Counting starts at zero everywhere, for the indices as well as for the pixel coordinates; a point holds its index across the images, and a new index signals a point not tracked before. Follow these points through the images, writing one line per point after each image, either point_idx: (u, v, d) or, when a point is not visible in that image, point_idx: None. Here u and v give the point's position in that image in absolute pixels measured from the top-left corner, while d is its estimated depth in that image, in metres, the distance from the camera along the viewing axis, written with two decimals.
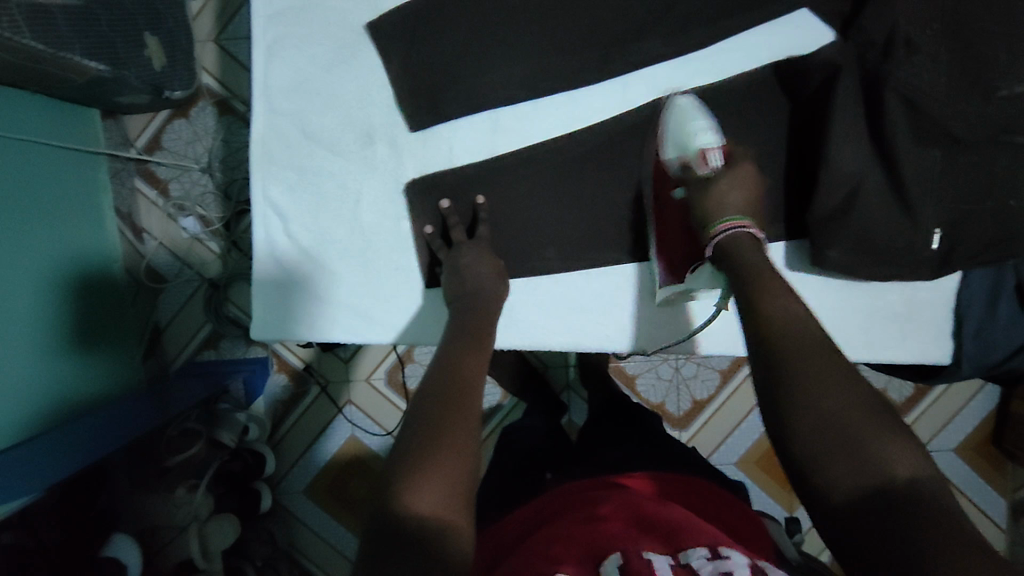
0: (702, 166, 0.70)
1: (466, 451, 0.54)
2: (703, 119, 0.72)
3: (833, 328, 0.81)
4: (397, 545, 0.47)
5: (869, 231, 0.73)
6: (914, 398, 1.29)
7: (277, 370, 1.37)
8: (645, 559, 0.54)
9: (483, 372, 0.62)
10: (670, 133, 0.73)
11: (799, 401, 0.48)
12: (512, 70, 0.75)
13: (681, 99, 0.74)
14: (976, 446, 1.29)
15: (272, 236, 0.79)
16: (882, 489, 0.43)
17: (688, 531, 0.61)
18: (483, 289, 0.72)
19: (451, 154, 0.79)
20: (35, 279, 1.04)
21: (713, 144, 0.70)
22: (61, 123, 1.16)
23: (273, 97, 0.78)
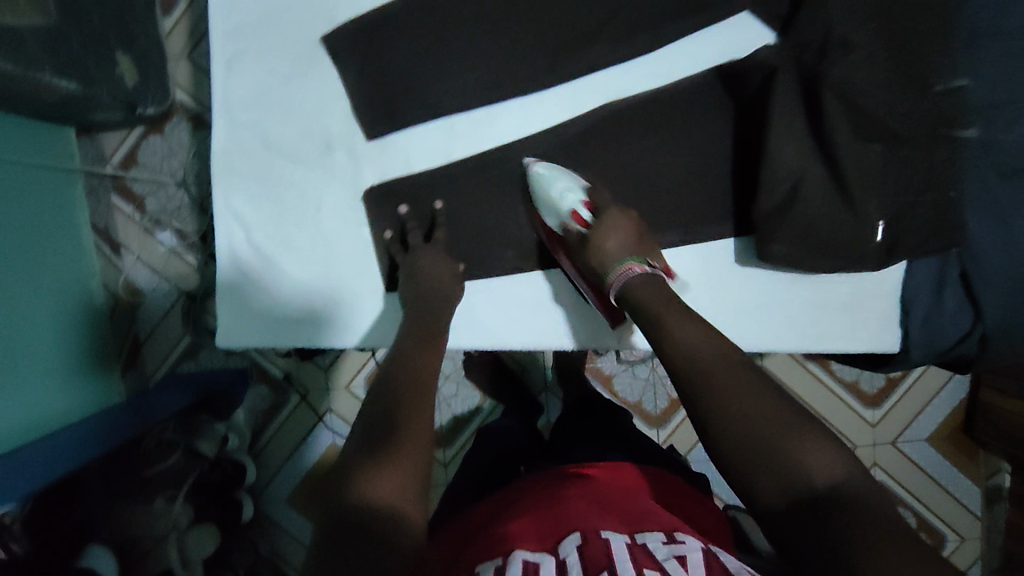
0: (580, 227, 0.75)
1: (420, 444, 0.56)
2: (562, 180, 0.76)
3: (771, 319, 0.85)
4: (352, 536, 0.48)
5: (813, 223, 0.75)
6: (885, 389, 1.31)
7: (257, 382, 1.42)
8: (604, 536, 0.56)
9: (436, 369, 0.65)
10: (539, 204, 0.77)
11: (719, 415, 0.52)
12: (464, 80, 0.77)
13: (538, 167, 0.77)
14: (948, 435, 1.32)
15: (235, 245, 0.81)
16: (806, 496, 0.47)
17: (647, 516, 0.64)
18: (437, 291, 0.75)
19: (408, 160, 0.81)
20: (12, 296, 1.06)
21: (580, 202, 0.75)
22: (37, 141, 1.18)
23: (233, 110, 0.81)
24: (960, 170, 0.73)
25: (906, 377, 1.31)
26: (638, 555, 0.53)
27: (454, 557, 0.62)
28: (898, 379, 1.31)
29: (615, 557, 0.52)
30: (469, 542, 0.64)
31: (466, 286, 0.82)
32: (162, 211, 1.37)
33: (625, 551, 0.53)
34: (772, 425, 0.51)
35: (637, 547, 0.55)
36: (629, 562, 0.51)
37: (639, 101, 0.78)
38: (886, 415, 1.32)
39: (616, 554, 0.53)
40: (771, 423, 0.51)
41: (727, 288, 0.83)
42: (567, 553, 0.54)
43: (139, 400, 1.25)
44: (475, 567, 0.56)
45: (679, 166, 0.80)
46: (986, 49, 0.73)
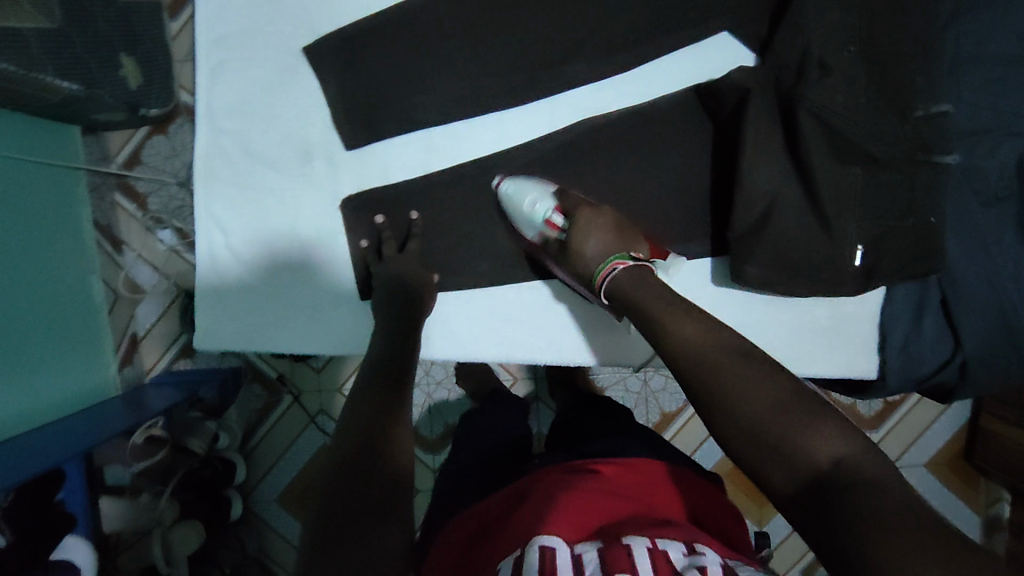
0: (557, 233, 0.77)
1: (401, 448, 0.56)
2: (529, 192, 0.76)
3: (779, 340, 0.84)
4: (340, 539, 0.48)
5: (788, 246, 0.75)
6: (883, 412, 1.29)
7: (251, 381, 1.44)
8: (625, 542, 0.55)
9: (411, 371, 0.66)
10: (515, 219, 0.78)
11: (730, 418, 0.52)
12: (442, 93, 0.77)
13: (504, 184, 0.78)
14: (947, 461, 1.29)
15: (214, 249, 0.82)
16: (821, 474, 0.46)
17: (666, 525, 0.62)
18: (411, 300, 0.75)
19: (386, 170, 0.82)
20: (11, 289, 1.08)
21: (551, 210, 0.76)
22: (41, 138, 1.20)
23: (216, 117, 0.82)
24: (940, 198, 0.72)
25: (905, 401, 1.29)
26: (660, 565, 0.52)
27: (468, 560, 0.64)
28: (895, 402, 1.28)
29: (638, 567, 0.51)
30: (479, 545, 0.65)
31: (438, 298, 0.84)
32: (163, 209, 1.42)
33: (646, 559, 0.52)
34: (768, 417, 0.51)
35: (658, 554, 0.54)
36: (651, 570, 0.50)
37: (618, 118, 0.78)
38: (883, 439, 1.30)
39: (637, 561, 0.52)
40: (777, 414, 0.50)
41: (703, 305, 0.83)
42: (584, 549, 0.55)
43: (135, 396, 1.27)
44: (496, 565, 0.58)
45: (657, 185, 0.79)
46: (971, 74, 0.72)
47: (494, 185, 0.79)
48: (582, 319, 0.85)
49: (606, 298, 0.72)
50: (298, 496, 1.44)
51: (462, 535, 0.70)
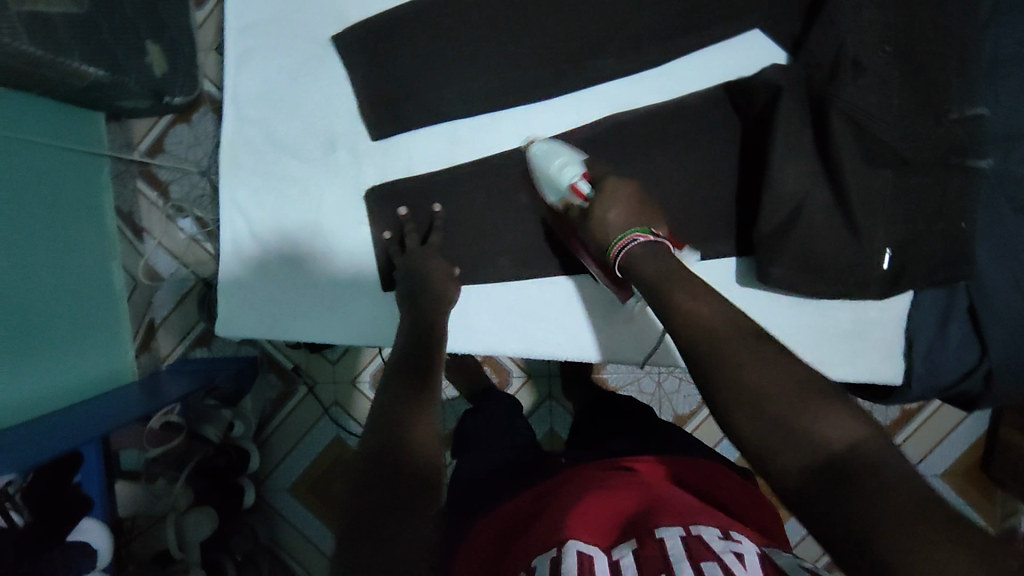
0: (580, 201, 0.73)
1: (430, 441, 0.56)
2: (560, 155, 0.75)
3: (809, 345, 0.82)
4: (365, 532, 0.48)
5: (814, 249, 0.73)
6: (900, 420, 1.28)
7: (267, 370, 1.45)
8: (659, 536, 0.55)
9: (441, 369, 0.65)
10: (540, 181, 0.76)
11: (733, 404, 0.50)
12: (469, 84, 0.77)
13: (536, 145, 0.77)
14: (964, 472, 1.27)
15: (239, 237, 0.82)
16: (832, 460, 0.45)
17: (701, 511, 0.62)
18: (434, 291, 0.75)
19: (409, 161, 0.82)
20: (34, 272, 1.09)
21: (579, 174, 0.73)
22: (67, 125, 1.22)
23: (242, 105, 0.82)
24: (973, 203, 0.71)
25: (923, 409, 1.27)
26: (695, 550, 0.52)
27: (502, 562, 0.63)
28: (912, 410, 1.27)
29: (672, 558, 0.51)
30: (511, 548, 0.64)
31: (462, 291, 0.83)
32: (184, 198, 1.43)
33: (682, 550, 0.52)
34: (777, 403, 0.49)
35: (693, 540, 0.54)
36: (686, 559, 0.51)
37: (643, 116, 0.78)
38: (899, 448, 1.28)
39: (672, 553, 0.52)
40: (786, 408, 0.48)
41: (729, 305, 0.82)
42: (620, 555, 0.54)
43: (154, 382, 1.28)
44: (530, 561, 0.56)
45: (682, 183, 0.79)
46: (1008, 77, 0.71)
47: (526, 148, 0.78)
48: (603, 315, 0.84)
49: (619, 272, 0.69)
50: (310, 487, 1.45)
51: (489, 538, 0.69)
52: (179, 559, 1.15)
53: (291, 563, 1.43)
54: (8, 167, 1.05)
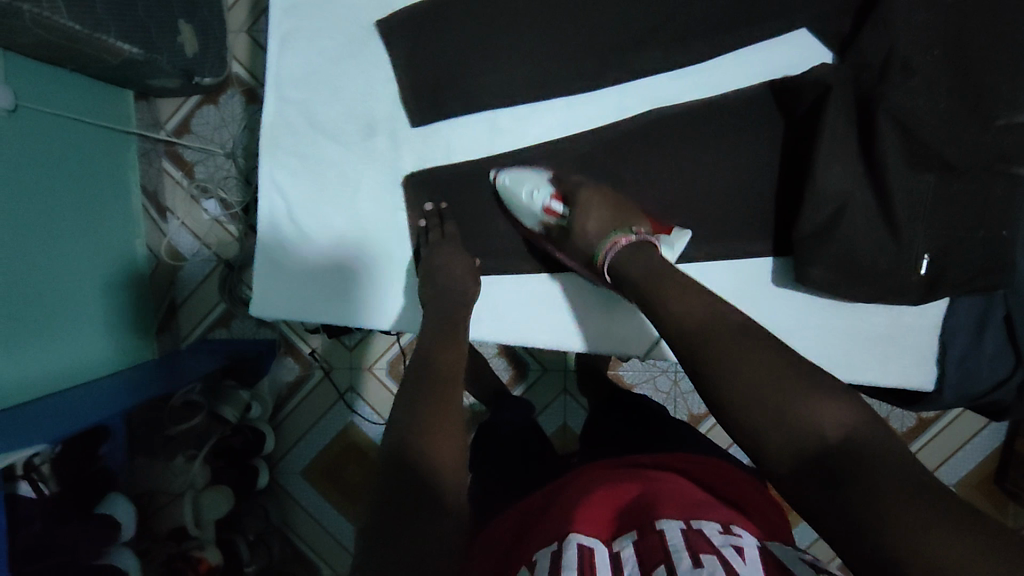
0: (556, 219, 0.77)
1: (450, 433, 0.56)
2: (526, 182, 0.77)
3: (841, 348, 0.81)
4: (393, 524, 0.48)
5: (856, 251, 0.73)
6: (915, 429, 1.27)
7: (286, 355, 1.45)
8: (659, 528, 0.56)
9: (458, 365, 0.65)
10: (515, 210, 0.79)
11: (730, 387, 0.51)
12: (511, 73, 0.77)
13: (500, 176, 0.79)
14: (976, 484, 1.27)
15: (276, 219, 0.82)
16: (825, 452, 0.45)
17: (704, 503, 0.63)
18: (454, 287, 0.75)
19: (449, 149, 0.82)
20: (59, 245, 1.10)
21: (549, 197, 0.76)
22: (94, 102, 1.23)
23: (283, 86, 0.81)
24: (1018, 208, 0.71)
25: (939, 419, 1.26)
26: (695, 541, 0.53)
27: (510, 555, 0.63)
28: (930, 420, 1.26)
29: (671, 549, 0.52)
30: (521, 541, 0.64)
31: (484, 279, 0.84)
32: (209, 179, 1.42)
33: (681, 541, 0.53)
34: (769, 390, 0.49)
35: (693, 532, 0.55)
36: (685, 549, 0.51)
37: (684, 110, 0.78)
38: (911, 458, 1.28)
39: (671, 545, 0.53)
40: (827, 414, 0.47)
41: (757, 304, 0.81)
42: (622, 546, 0.56)
43: (172, 362, 1.27)
44: (529, 556, 0.58)
45: (720, 182, 0.79)
46: None
47: (491, 178, 0.80)
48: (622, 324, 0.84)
49: (609, 277, 0.72)
50: (324, 472, 1.46)
51: (505, 528, 0.69)
52: (195, 536, 1.16)
53: (302, 547, 1.45)
54: (34, 142, 1.06)
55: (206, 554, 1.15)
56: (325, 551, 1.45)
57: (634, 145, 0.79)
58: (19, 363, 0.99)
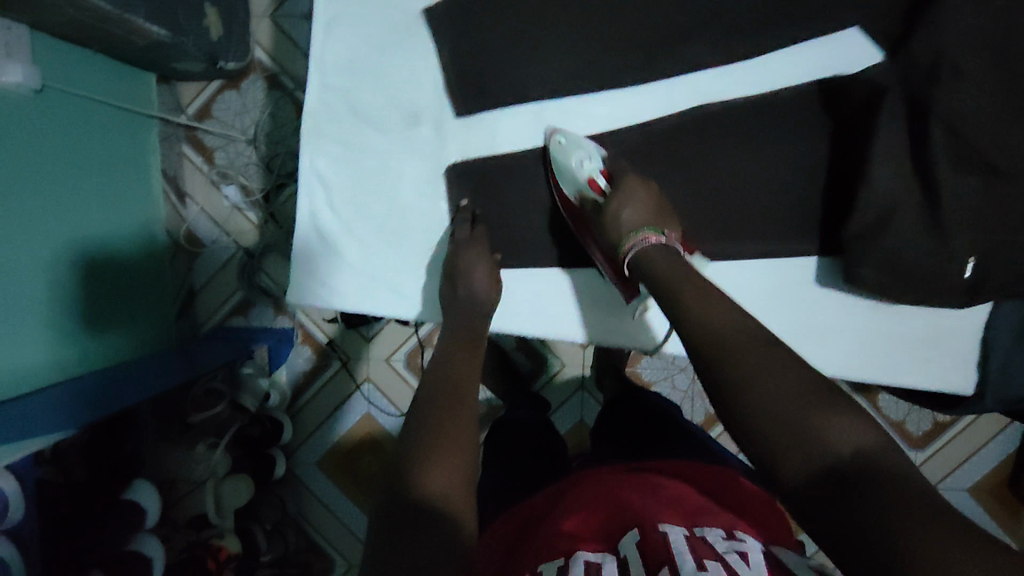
0: (597, 194, 0.76)
1: (464, 442, 0.56)
2: (579, 147, 0.77)
3: (875, 350, 0.81)
4: (402, 525, 0.48)
5: (903, 254, 0.72)
6: (932, 432, 1.27)
7: (301, 342, 1.43)
8: (663, 530, 0.59)
9: (474, 372, 0.65)
10: (559, 172, 0.78)
11: (756, 397, 0.51)
12: (553, 66, 0.77)
13: (556, 136, 0.78)
14: (990, 488, 1.28)
15: (315, 207, 0.81)
16: (837, 467, 0.46)
17: (705, 510, 0.67)
18: (467, 291, 0.74)
19: (492, 141, 0.81)
20: (77, 227, 1.08)
21: (597, 170, 0.76)
22: (116, 83, 1.21)
23: (326, 71, 0.80)
24: None
25: (955, 423, 1.27)
26: (698, 547, 0.56)
27: (512, 559, 0.65)
28: (947, 423, 1.27)
29: (676, 550, 0.55)
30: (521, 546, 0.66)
31: (503, 274, 0.82)
32: (230, 165, 1.41)
33: (685, 545, 0.56)
34: (804, 395, 0.50)
35: (696, 540, 0.58)
36: (689, 552, 0.55)
37: (729, 108, 0.77)
38: (927, 460, 1.28)
39: (675, 546, 0.56)
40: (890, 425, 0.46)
41: (798, 303, 0.81)
42: (628, 551, 0.57)
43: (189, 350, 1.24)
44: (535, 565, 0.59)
45: (766, 179, 0.78)
46: None
47: (544, 134, 0.79)
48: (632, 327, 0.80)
49: (628, 270, 0.71)
50: (340, 464, 1.44)
51: (505, 534, 0.71)
52: (216, 524, 1.16)
53: (317, 539, 1.42)
54: (58, 123, 1.04)
55: (226, 543, 1.14)
56: (341, 545, 1.42)
57: (669, 145, 0.79)
58: (38, 348, 0.97)
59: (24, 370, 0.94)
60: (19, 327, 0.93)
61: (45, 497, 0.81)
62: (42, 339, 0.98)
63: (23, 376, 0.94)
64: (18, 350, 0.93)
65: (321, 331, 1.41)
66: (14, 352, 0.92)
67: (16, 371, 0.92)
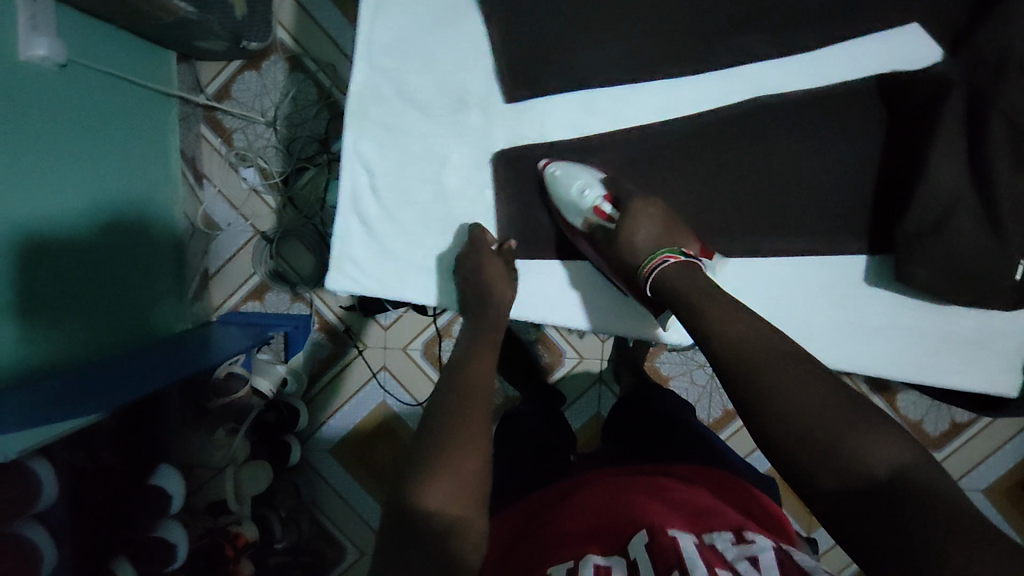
0: (603, 221, 0.76)
1: (471, 454, 0.56)
2: (578, 177, 0.77)
3: (915, 351, 0.80)
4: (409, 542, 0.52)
5: (961, 254, 0.71)
6: (949, 432, 1.27)
7: (316, 329, 1.38)
8: (671, 535, 0.59)
9: (487, 375, 0.66)
10: (560, 205, 0.77)
11: (788, 399, 0.53)
12: (605, 53, 0.76)
13: (551, 167, 0.78)
14: (1005, 489, 1.27)
15: (358, 191, 0.80)
16: (878, 483, 0.47)
17: (711, 513, 0.67)
18: (486, 277, 0.75)
19: (543, 129, 0.80)
20: (99, 207, 1.05)
21: (601, 197, 0.76)
22: (137, 60, 1.18)
23: (373, 51, 0.78)
24: None
25: (973, 424, 1.26)
26: (707, 555, 0.56)
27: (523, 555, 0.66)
28: (963, 424, 1.26)
29: (684, 555, 0.55)
30: (534, 543, 0.67)
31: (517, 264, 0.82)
32: (248, 147, 1.37)
33: (693, 550, 0.56)
34: (840, 411, 0.51)
35: (705, 547, 0.58)
36: (698, 558, 0.55)
37: (783, 101, 0.76)
38: (943, 460, 1.28)
39: (684, 551, 0.56)
40: None
41: (851, 305, 0.80)
42: (637, 553, 0.57)
43: (205, 334, 1.23)
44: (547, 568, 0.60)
45: (818, 174, 0.78)
46: None
47: (539, 166, 0.80)
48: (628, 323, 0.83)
49: (650, 291, 0.72)
50: (356, 454, 1.39)
51: (518, 532, 0.73)
52: (235, 511, 1.16)
53: (330, 526, 1.39)
54: (82, 100, 1.02)
55: (244, 530, 1.14)
56: (351, 531, 1.38)
57: (725, 135, 0.78)
58: (59, 330, 0.95)
59: (37, 349, 0.91)
60: (41, 307, 0.91)
61: (78, 482, 0.79)
62: (63, 319, 0.96)
63: (43, 355, 0.92)
64: (41, 330, 0.91)
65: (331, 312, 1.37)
66: (27, 330, 0.89)
67: (30, 350, 0.89)
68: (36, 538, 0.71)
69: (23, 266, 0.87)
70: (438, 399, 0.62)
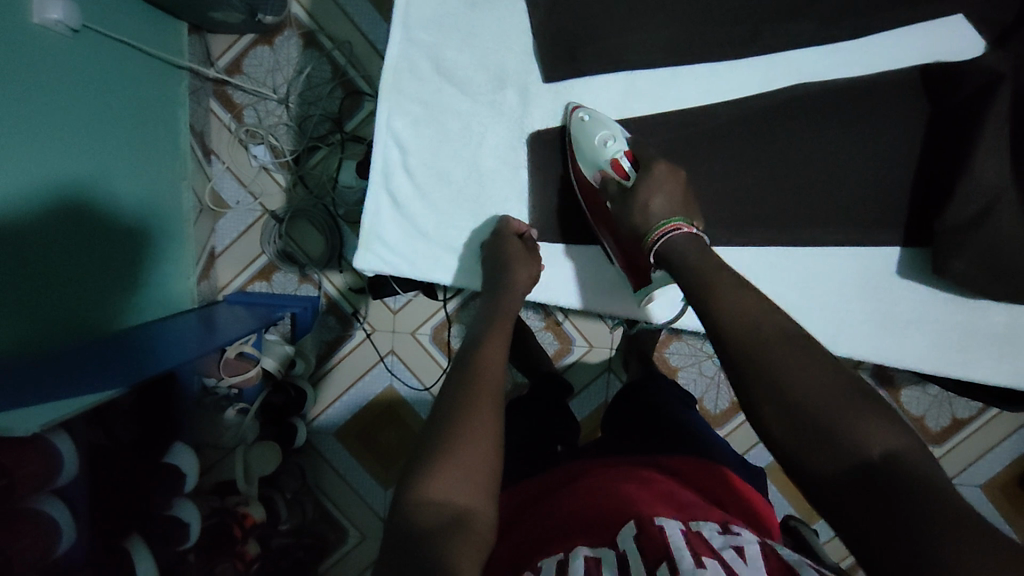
0: (619, 177, 0.75)
1: (478, 453, 0.55)
2: (605, 125, 0.76)
3: (925, 343, 0.81)
4: (406, 555, 0.48)
5: (1002, 246, 0.70)
6: (949, 428, 1.26)
7: (325, 310, 1.36)
8: (658, 524, 0.56)
9: (499, 370, 0.63)
10: (582, 149, 0.77)
11: (791, 384, 0.51)
12: (648, 33, 0.74)
13: (580, 112, 0.78)
14: (1002, 485, 1.27)
15: (390, 168, 0.80)
16: (870, 463, 0.45)
17: (697, 507, 0.65)
18: (510, 266, 0.76)
19: (581, 109, 0.81)
20: (106, 178, 1.02)
21: (622, 151, 0.75)
22: (148, 27, 1.15)
23: (411, 24, 0.78)
24: None
25: (973, 420, 1.25)
26: (695, 543, 0.54)
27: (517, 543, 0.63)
28: (964, 420, 1.25)
29: (672, 545, 0.52)
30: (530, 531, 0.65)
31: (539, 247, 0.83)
32: (258, 124, 1.34)
33: (680, 539, 0.54)
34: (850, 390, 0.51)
35: (692, 535, 0.56)
36: (686, 547, 0.52)
37: (821, 90, 0.75)
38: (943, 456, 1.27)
39: (672, 541, 0.53)
40: None
41: (882, 295, 0.81)
42: (626, 545, 0.55)
43: (211, 314, 1.20)
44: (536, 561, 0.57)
45: (857, 164, 0.76)
46: None
47: (568, 108, 0.80)
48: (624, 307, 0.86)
49: (655, 259, 0.69)
50: (358, 437, 1.37)
51: (521, 516, 0.71)
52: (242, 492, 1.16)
53: (330, 509, 1.36)
54: (92, 66, 0.99)
55: (251, 511, 1.13)
56: (352, 513, 1.36)
57: (761, 122, 0.77)
58: (64, 303, 0.92)
59: (45, 321, 0.87)
60: (48, 277, 0.88)
61: (93, 460, 0.77)
62: (72, 291, 0.94)
63: (51, 327, 0.89)
64: (49, 301, 0.88)
65: (330, 284, 1.35)
66: (35, 302, 0.85)
67: (40, 322, 0.86)
68: (54, 513, 0.69)
69: (35, 235, 0.85)
70: (477, 381, 0.60)
